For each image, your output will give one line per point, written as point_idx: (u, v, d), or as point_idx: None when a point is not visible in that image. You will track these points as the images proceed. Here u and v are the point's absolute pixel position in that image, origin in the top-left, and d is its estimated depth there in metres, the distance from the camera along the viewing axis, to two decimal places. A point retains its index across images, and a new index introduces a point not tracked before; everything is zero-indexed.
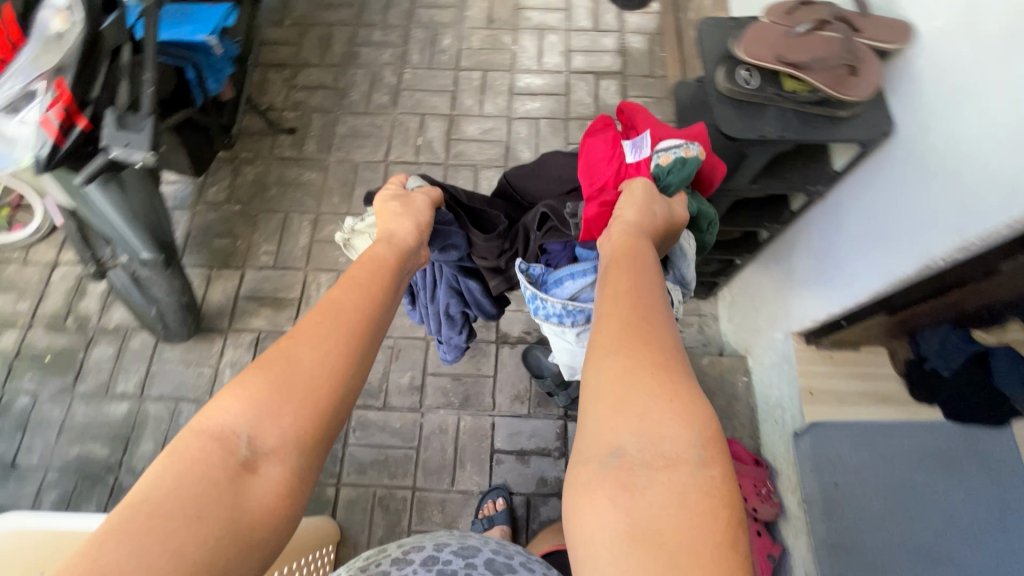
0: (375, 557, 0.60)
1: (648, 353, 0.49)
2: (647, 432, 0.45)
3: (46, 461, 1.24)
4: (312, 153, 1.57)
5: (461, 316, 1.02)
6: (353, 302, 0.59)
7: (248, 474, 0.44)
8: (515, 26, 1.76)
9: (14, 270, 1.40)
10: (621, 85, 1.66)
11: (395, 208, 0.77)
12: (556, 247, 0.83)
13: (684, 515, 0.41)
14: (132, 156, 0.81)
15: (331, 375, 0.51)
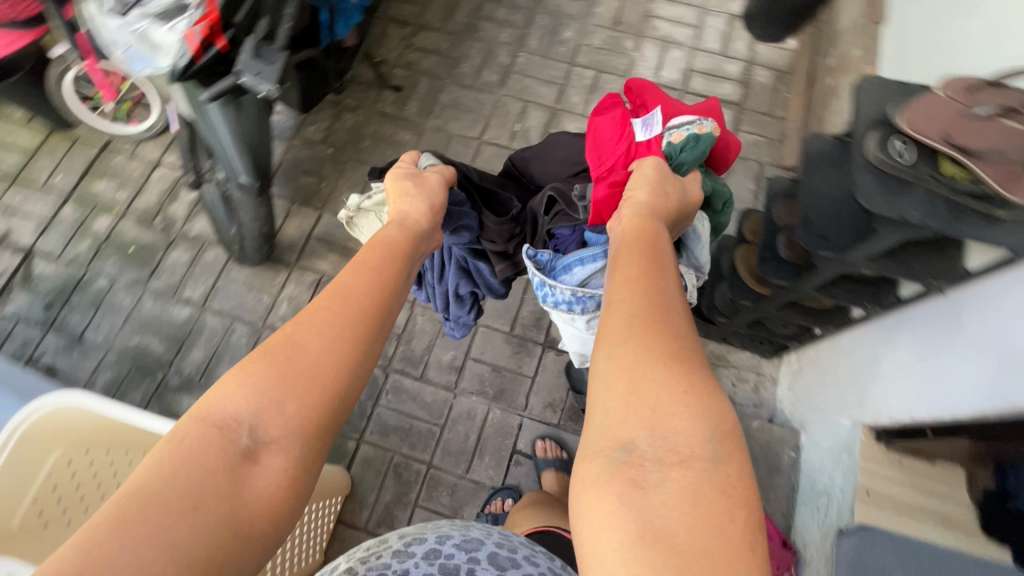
0: (376, 548, 0.59)
1: (658, 350, 0.53)
2: (659, 429, 0.48)
3: (109, 343, 1.32)
4: (411, 115, 1.59)
5: (472, 298, 1.01)
6: (362, 293, 0.61)
7: (247, 464, 0.47)
8: (641, 33, 1.71)
9: (121, 160, 1.49)
10: (735, 117, 1.59)
11: (409, 188, 0.80)
12: (564, 232, 0.88)
13: (697, 515, 0.43)
14: (259, 86, 0.83)
15: (334, 365, 0.54)
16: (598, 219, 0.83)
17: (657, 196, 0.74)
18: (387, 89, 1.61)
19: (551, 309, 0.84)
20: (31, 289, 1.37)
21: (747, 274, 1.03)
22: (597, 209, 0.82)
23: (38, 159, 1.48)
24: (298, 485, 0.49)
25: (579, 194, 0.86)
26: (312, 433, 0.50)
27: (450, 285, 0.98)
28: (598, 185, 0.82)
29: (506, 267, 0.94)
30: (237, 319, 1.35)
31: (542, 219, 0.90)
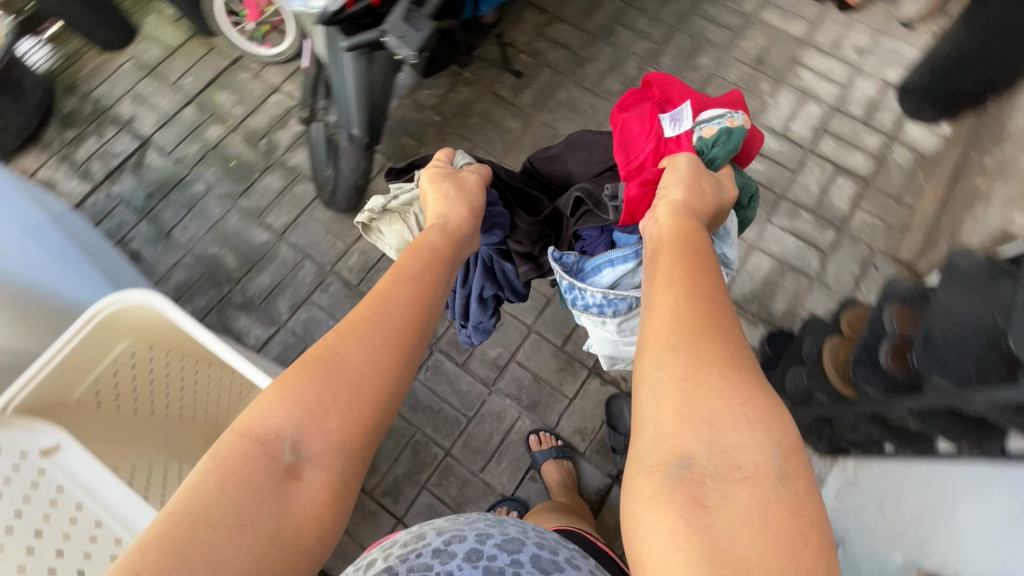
0: (413, 546, 0.51)
1: (711, 354, 0.48)
2: (719, 443, 0.43)
3: (190, 245, 1.39)
4: (522, 103, 1.57)
5: (493, 300, 0.97)
6: (409, 304, 0.58)
7: (290, 479, 0.46)
8: (781, 78, 1.60)
9: (246, 77, 1.55)
10: (858, 192, 1.47)
11: (449, 187, 0.77)
12: (592, 233, 0.83)
13: (774, 541, 0.38)
14: (399, 49, 0.82)
15: (376, 377, 0.52)
16: (630, 218, 0.77)
17: (691, 194, 0.69)
18: (507, 72, 1.59)
19: (580, 313, 0.81)
20: (138, 176, 1.46)
21: (833, 370, 0.96)
22: (629, 209, 0.76)
23: (175, 58, 1.57)
24: (342, 496, 0.48)
25: (609, 193, 0.79)
26: (355, 447, 0.49)
27: (473, 288, 0.94)
28: (629, 183, 0.75)
29: (529, 270, 0.89)
30: (308, 257, 1.39)
31: (569, 219, 0.85)
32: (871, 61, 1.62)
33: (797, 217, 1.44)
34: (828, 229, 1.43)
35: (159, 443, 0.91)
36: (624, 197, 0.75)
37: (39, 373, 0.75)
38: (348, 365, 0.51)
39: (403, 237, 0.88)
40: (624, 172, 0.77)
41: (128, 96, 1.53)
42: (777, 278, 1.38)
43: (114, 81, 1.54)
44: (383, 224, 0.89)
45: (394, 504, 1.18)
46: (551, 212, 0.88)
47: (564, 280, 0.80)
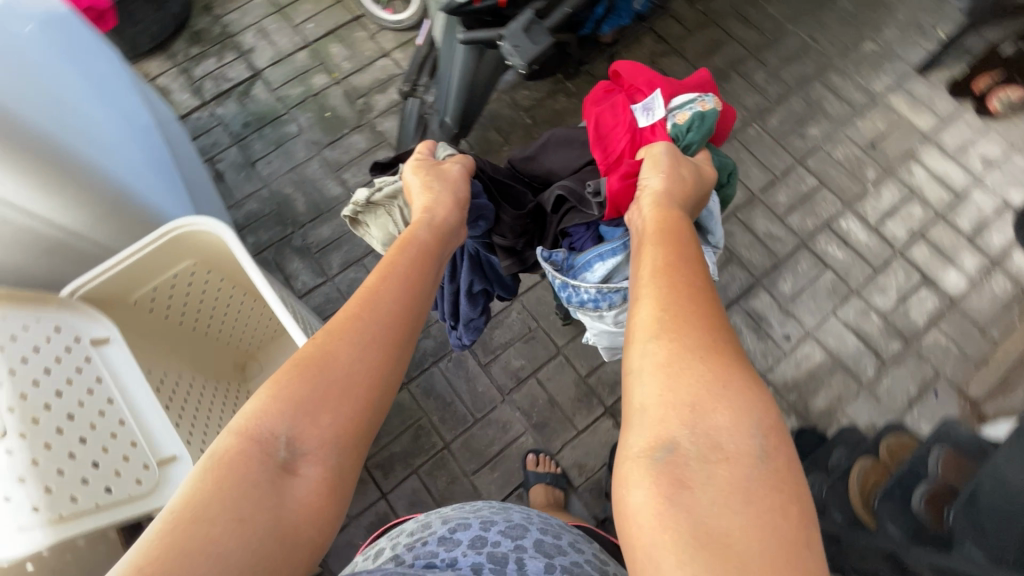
0: (421, 535, 0.66)
1: (692, 340, 0.51)
2: (701, 426, 0.46)
3: (269, 180, 1.46)
4: None
5: (483, 295, 0.96)
6: (398, 301, 0.60)
7: (285, 476, 0.48)
8: (891, 170, 1.51)
9: (362, 36, 1.61)
10: (940, 310, 1.36)
11: (438, 181, 0.77)
12: (579, 231, 0.83)
13: (753, 515, 0.41)
14: (510, 57, 0.83)
15: (366, 373, 0.54)
16: (614, 211, 0.78)
17: (671, 182, 0.71)
18: None
19: (576, 308, 0.82)
20: (242, 104, 1.54)
21: (858, 495, 0.90)
22: (613, 203, 0.77)
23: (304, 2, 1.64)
24: (337, 485, 0.50)
25: (591, 187, 0.79)
26: (348, 435, 0.51)
27: (462, 283, 0.93)
28: (610, 176, 0.77)
29: (512, 262, 0.88)
30: None
31: (553, 215, 0.84)
32: (996, 176, 1.49)
33: (865, 317, 1.36)
34: (895, 339, 1.34)
35: (192, 357, 0.99)
36: (607, 192, 0.76)
37: (107, 272, 0.81)
38: (340, 366, 0.53)
39: (389, 232, 0.85)
40: (606, 164, 0.79)
41: (253, 28, 1.62)
42: (825, 373, 1.31)
43: (245, 11, 1.63)
44: (368, 219, 0.86)
45: (384, 479, 1.21)
46: (535, 207, 0.87)
47: (556, 280, 0.80)
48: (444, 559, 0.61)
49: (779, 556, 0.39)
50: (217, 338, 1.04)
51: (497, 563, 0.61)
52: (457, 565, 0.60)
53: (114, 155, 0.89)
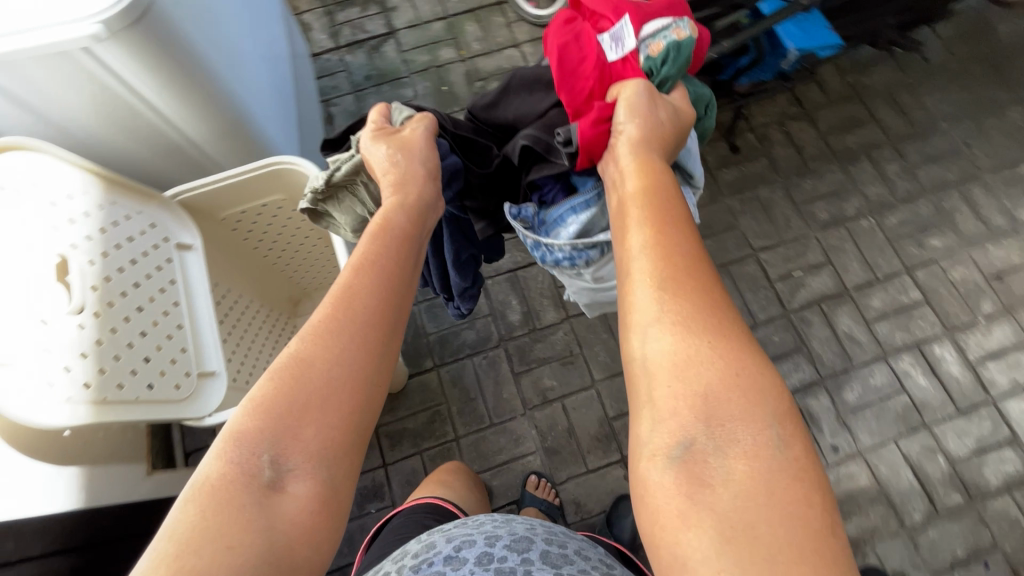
0: (427, 558, 0.66)
1: (698, 324, 0.51)
2: (714, 419, 0.47)
3: None
4: (720, 179, 1.49)
5: (473, 264, 0.90)
6: (376, 296, 0.60)
7: (274, 496, 0.49)
8: (1011, 309, 1.35)
9: (499, 22, 1.63)
10: (1019, 477, 1.22)
11: (403, 159, 0.70)
12: (548, 184, 0.78)
13: (774, 505, 0.42)
14: None
15: (342, 378, 0.54)
16: (587, 160, 0.71)
17: (645, 125, 0.66)
18: (725, 141, 1.51)
19: (551, 265, 0.79)
20: (370, 57, 1.60)
21: None
22: (585, 153, 0.70)
23: None
24: (331, 488, 0.52)
25: (559, 135, 0.71)
26: (337, 443, 0.53)
27: (449, 253, 0.86)
28: (580, 122, 0.69)
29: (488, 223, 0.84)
30: None
31: (521, 168, 0.78)
32: None
33: (928, 455, 1.23)
34: (955, 491, 1.21)
35: (254, 282, 1.05)
36: (578, 142, 0.69)
37: (209, 185, 0.85)
38: (317, 380, 0.53)
39: (359, 216, 0.80)
40: (576, 105, 0.72)
41: None
42: (864, 500, 1.20)
43: None
44: (330, 204, 0.79)
45: (389, 449, 1.23)
46: (501, 161, 0.79)
47: (530, 240, 0.76)
48: None
49: (802, 545, 0.41)
50: (280, 269, 1.10)
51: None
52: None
53: (248, 79, 0.94)
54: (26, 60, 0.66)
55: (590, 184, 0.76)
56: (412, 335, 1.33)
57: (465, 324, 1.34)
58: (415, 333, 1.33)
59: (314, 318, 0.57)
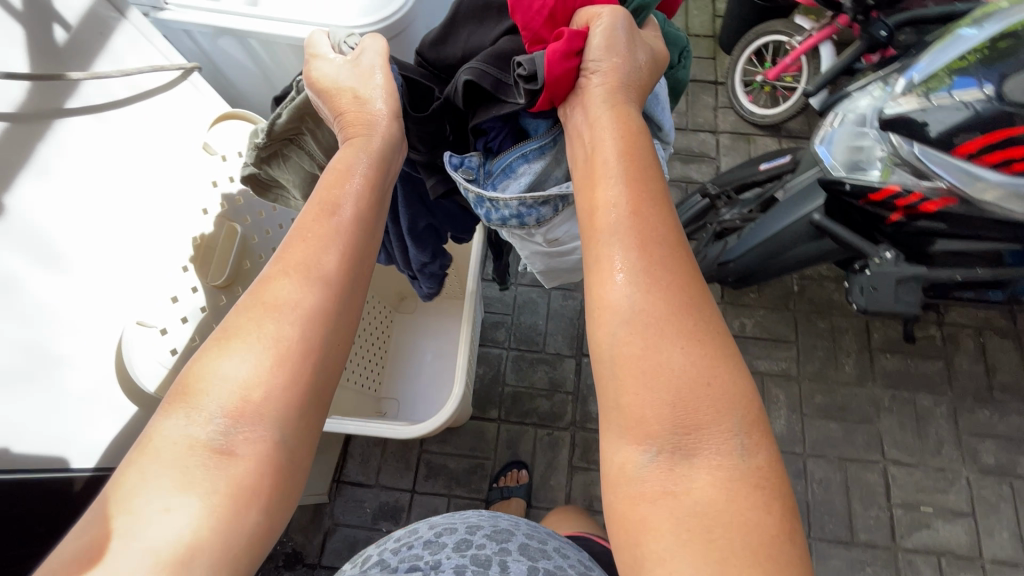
0: (409, 539, 0.71)
1: (671, 327, 0.46)
2: (684, 427, 0.43)
3: None
4: (877, 362, 1.29)
5: (432, 239, 0.86)
6: (341, 233, 0.57)
7: (225, 457, 0.46)
8: None
9: (707, 105, 1.56)
10: None
11: (361, 96, 0.62)
12: (495, 127, 0.66)
13: (734, 512, 0.40)
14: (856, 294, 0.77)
15: (279, 312, 0.52)
16: (547, 102, 0.61)
17: (624, 69, 0.59)
18: (902, 325, 1.30)
19: (498, 227, 0.68)
20: None
21: None
22: (547, 93, 0.59)
23: None
24: (298, 419, 0.50)
25: (521, 67, 0.58)
26: (298, 382, 0.50)
27: (404, 224, 0.81)
28: (547, 55, 0.58)
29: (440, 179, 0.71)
30: None
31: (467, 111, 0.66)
32: None
33: None
34: None
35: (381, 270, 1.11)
36: (545, 78, 0.58)
37: None
38: (249, 335, 0.50)
39: (309, 170, 0.72)
40: (538, 30, 0.61)
41: None
42: None
43: None
44: (274, 164, 0.69)
45: (423, 478, 1.21)
46: (442, 105, 0.67)
47: (471, 195, 0.65)
48: (428, 562, 0.65)
49: (761, 550, 0.39)
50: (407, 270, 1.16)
51: (480, 566, 0.64)
52: (441, 566, 0.63)
53: None
54: (287, 46, 0.71)
55: (542, 130, 0.67)
56: (490, 377, 1.30)
57: (544, 392, 1.28)
58: (493, 375, 1.30)
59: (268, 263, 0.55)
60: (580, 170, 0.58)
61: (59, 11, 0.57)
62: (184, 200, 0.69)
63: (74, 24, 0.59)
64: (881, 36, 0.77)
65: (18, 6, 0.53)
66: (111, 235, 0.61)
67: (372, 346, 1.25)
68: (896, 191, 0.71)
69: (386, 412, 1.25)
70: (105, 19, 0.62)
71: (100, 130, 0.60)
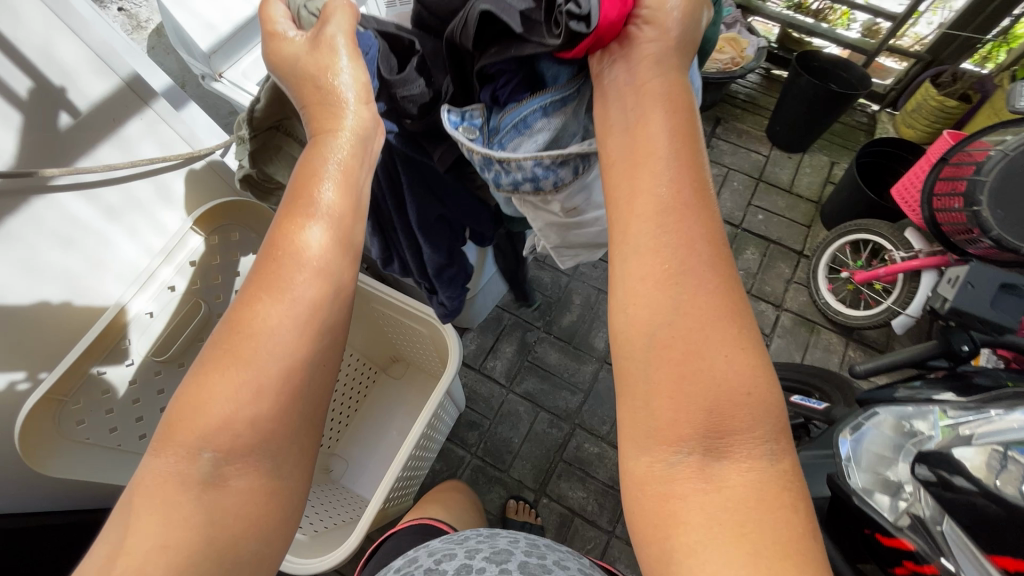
0: (412, 566, 0.74)
1: (716, 332, 0.40)
2: (718, 430, 0.38)
3: (578, 278, 1.44)
4: None
5: (444, 231, 0.79)
6: (339, 188, 0.55)
7: (223, 489, 0.45)
8: None
9: (779, 274, 1.42)
10: None
11: (325, 81, 0.56)
12: (505, 73, 0.59)
13: (764, 507, 0.37)
14: None
15: (243, 337, 0.48)
16: (583, 50, 0.53)
17: (676, 25, 0.52)
18: None
19: (509, 192, 0.61)
20: None
21: None
22: (595, 38, 0.52)
23: (779, 194, 1.52)
24: (315, 347, 0.51)
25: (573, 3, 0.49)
26: (290, 351, 0.49)
27: (416, 219, 0.75)
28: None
29: (448, 151, 0.65)
30: (587, 394, 1.30)
31: (471, 54, 0.58)
32: None
33: None
34: None
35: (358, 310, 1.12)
36: (599, 20, 0.50)
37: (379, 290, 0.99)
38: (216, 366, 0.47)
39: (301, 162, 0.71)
40: None
41: (722, 172, 1.56)
42: None
43: (735, 154, 1.59)
44: (268, 162, 0.70)
45: None
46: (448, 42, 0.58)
47: (477, 159, 0.58)
48: None
49: (794, 552, 0.36)
50: (385, 329, 1.18)
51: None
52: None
53: None
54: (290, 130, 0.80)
55: (562, 80, 0.59)
56: (443, 477, 1.23)
57: (490, 516, 1.19)
58: (448, 474, 1.24)
59: (248, 280, 0.51)
60: (614, 144, 0.51)
61: (72, 99, 0.61)
62: (119, 262, 0.78)
63: (84, 111, 0.62)
64: (963, 350, 0.63)
65: (22, 99, 0.56)
66: (44, 293, 0.70)
67: (340, 404, 1.23)
68: (910, 548, 0.58)
69: (331, 471, 1.22)
70: (121, 106, 0.66)
71: (70, 207, 0.68)
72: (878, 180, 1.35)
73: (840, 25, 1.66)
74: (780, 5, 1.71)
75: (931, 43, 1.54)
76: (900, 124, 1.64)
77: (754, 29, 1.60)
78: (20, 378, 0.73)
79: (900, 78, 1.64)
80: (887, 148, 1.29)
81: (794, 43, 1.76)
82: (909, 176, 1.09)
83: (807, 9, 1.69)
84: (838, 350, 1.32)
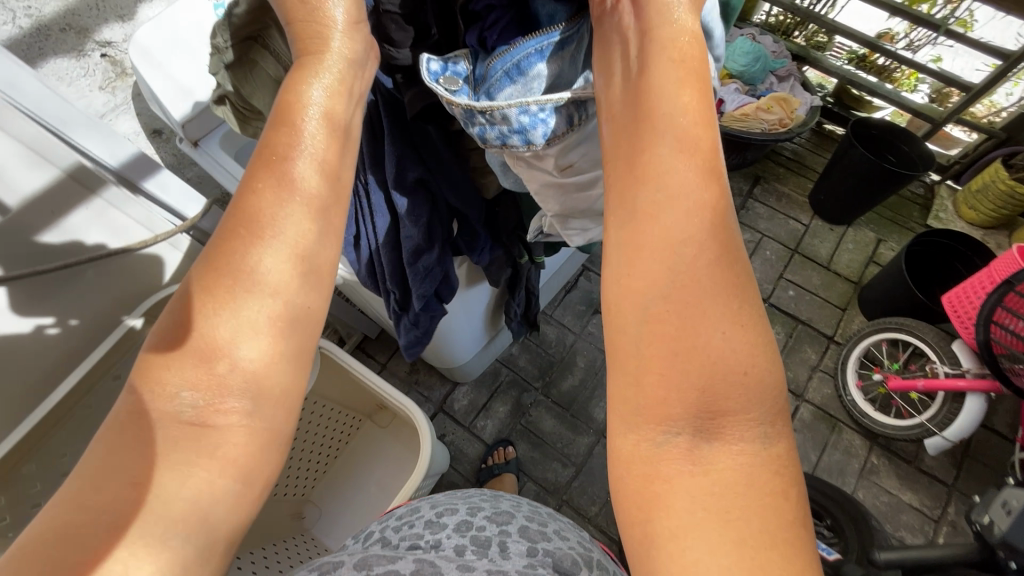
0: (410, 514, 0.68)
1: (714, 307, 0.36)
2: (711, 414, 0.35)
3: (585, 339, 1.36)
4: None
5: (425, 202, 0.66)
6: (327, 109, 0.46)
7: (204, 429, 0.40)
8: None
9: (804, 358, 1.31)
10: None
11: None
12: (494, 11, 0.52)
13: (753, 484, 0.34)
14: None
15: (217, 279, 0.41)
16: None
17: None
18: None
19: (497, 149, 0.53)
20: None
21: None
22: None
23: (814, 270, 1.40)
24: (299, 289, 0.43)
25: None
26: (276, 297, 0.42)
27: (391, 177, 0.62)
28: None
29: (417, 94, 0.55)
30: (579, 468, 1.22)
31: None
32: None
33: None
34: None
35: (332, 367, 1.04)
36: None
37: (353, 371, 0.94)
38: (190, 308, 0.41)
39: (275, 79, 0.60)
40: None
41: (755, 238, 1.45)
42: None
43: (772, 220, 1.47)
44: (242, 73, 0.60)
45: None
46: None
47: (457, 111, 0.51)
48: (429, 541, 0.61)
49: (780, 533, 0.33)
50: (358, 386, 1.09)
51: (480, 545, 0.60)
52: (441, 546, 0.60)
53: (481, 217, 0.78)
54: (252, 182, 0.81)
55: (559, 19, 0.51)
56: None
57: None
58: None
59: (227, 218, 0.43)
60: (614, 88, 0.45)
61: None
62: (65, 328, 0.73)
63: (13, 206, 0.57)
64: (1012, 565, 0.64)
65: None
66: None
67: (314, 455, 1.17)
68: None
69: (304, 517, 1.18)
70: (62, 197, 0.61)
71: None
72: (930, 276, 1.23)
73: (906, 85, 1.52)
74: (841, 58, 1.58)
75: (1008, 118, 1.39)
76: (961, 203, 1.49)
77: (809, 83, 1.47)
78: (48, 323, 0.72)
79: (968, 151, 1.48)
80: (946, 242, 1.16)
81: (852, 99, 1.61)
82: (964, 288, 0.97)
83: (872, 64, 1.54)
84: (860, 455, 1.20)
